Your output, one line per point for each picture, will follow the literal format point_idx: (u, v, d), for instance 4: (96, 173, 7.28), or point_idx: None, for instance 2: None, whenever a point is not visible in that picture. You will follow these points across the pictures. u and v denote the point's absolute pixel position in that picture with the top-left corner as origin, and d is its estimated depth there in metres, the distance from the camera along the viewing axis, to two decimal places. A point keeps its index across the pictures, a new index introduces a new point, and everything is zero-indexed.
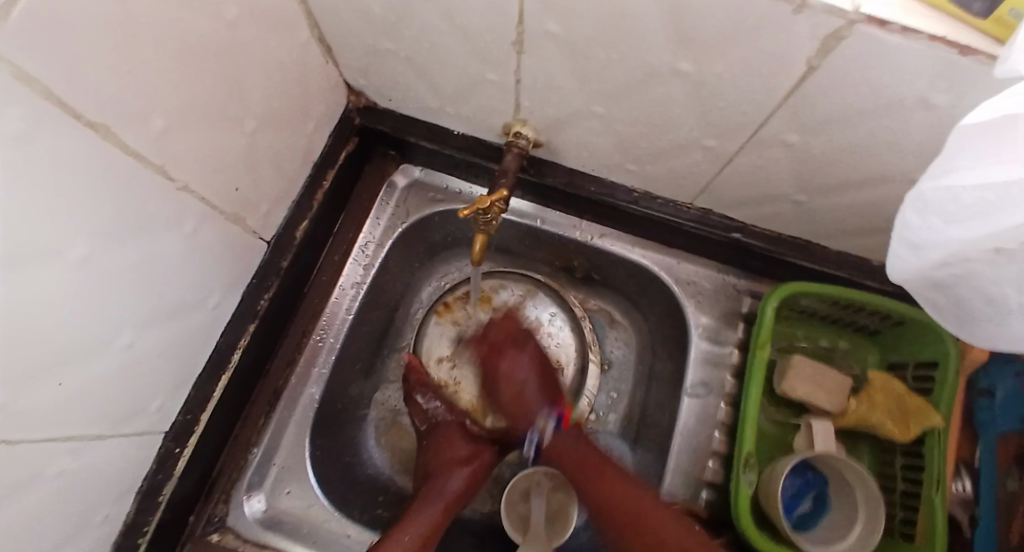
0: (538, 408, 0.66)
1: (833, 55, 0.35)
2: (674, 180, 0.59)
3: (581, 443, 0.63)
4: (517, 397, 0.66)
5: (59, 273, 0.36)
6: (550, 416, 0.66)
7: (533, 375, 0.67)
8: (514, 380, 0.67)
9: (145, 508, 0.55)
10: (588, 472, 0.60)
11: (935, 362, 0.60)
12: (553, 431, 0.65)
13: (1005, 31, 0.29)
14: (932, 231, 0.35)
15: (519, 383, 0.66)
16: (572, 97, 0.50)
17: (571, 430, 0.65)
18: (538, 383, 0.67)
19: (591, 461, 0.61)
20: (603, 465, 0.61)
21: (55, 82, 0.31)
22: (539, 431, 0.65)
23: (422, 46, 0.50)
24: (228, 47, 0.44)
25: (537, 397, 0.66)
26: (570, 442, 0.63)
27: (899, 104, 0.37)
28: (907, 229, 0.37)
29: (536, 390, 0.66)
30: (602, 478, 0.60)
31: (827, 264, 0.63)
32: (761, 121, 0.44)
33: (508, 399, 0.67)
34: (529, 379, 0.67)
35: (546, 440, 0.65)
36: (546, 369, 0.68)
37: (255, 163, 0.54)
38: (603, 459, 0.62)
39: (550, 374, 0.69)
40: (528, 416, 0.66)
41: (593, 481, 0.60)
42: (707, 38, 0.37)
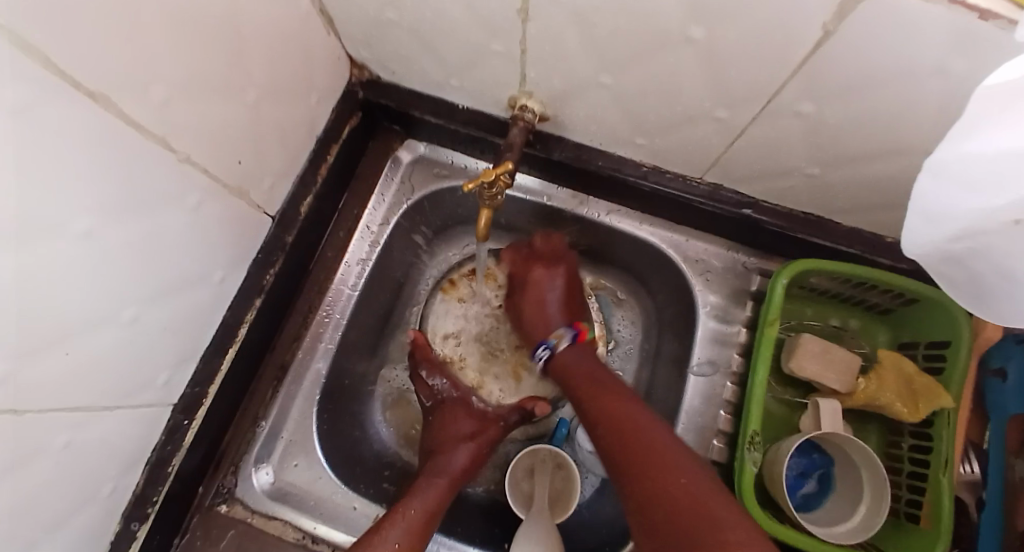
0: (557, 322, 0.68)
1: (852, 18, 0.33)
2: (684, 154, 0.57)
3: (602, 371, 0.62)
4: (536, 306, 0.69)
5: (60, 246, 0.36)
6: (568, 330, 0.67)
7: (559, 290, 0.68)
8: (540, 291, 0.68)
9: (155, 479, 0.57)
10: (597, 395, 0.59)
11: (947, 341, 0.59)
12: (566, 345, 0.66)
13: None
14: (947, 204, 0.34)
15: (544, 292, 0.68)
16: (580, 68, 0.49)
17: (586, 347, 0.66)
18: (561, 297, 0.68)
19: (602, 385, 0.60)
20: (617, 393, 0.58)
21: (55, 50, 0.30)
22: (554, 341, 0.66)
23: (425, 15, 0.49)
24: (228, 16, 0.43)
25: (557, 312, 0.68)
26: (583, 363, 0.64)
27: (921, 71, 0.36)
28: (923, 205, 0.36)
29: (558, 302, 0.68)
30: (611, 400, 0.58)
31: (840, 241, 0.61)
32: (774, 90, 0.43)
33: (529, 305, 0.69)
34: (552, 295, 0.68)
35: (557, 350, 0.66)
36: (573, 291, 0.69)
37: (258, 136, 0.53)
38: (617, 387, 0.60)
39: (576, 295, 0.70)
40: (545, 327, 0.68)
41: (601, 403, 0.58)
42: (720, 2, 0.36)
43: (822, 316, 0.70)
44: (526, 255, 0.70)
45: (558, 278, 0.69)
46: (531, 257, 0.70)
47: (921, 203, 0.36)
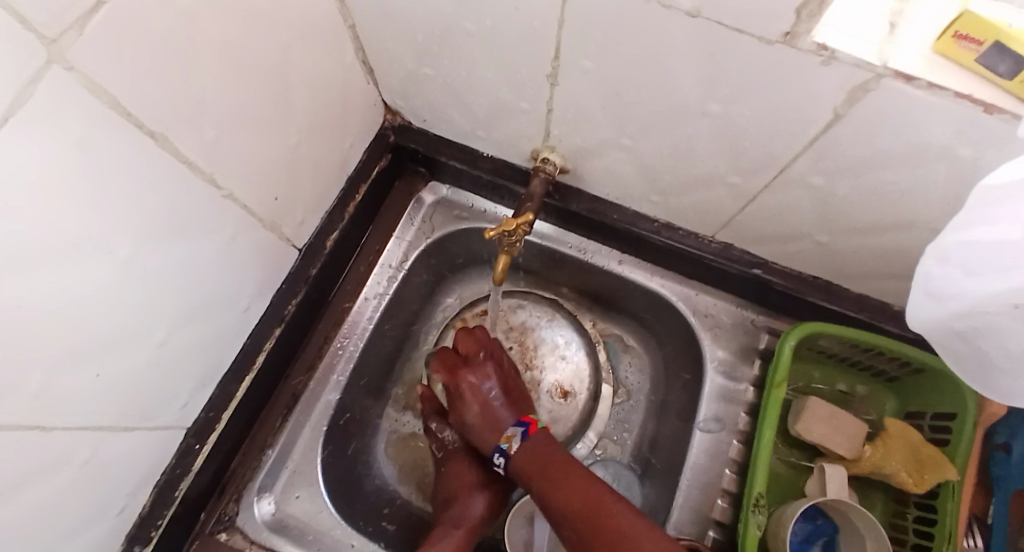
0: (505, 419, 0.65)
1: (860, 106, 0.36)
2: (697, 213, 0.59)
3: (551, 447, 0.61)
4: (484, 410, 0.65)
5: (103, 269, 0.38)
6: (517, 427, 0.64)
7: (498, 390, 0.66)
8: (479, 392, 0.66)
9: (162, 503, 0.57)
10: (553, 470, 0.58)
11: (952, 413, 0.59)
12: (519, 442, 0.62)
13: None
14: (951, 281, 0.36)
15: (484, 392, 0.66)
16: (602, 130, 0.52)
17: (538, 435, 0.62)
18: (503, 397, 0.66)
19: (556, 459, 0.59)
20: (567, 463, 0.58)
21: (123, 93, 0.33)
22: (505, 445, 0.63)
23: (460, 74, 0.53)
24: (280, 67, 0.47)
25: (503, 411, 0.65)
26: (534, 448, 0.61)
27: (924, 154, 0.38)
28: (927, 278, 0.38)
29: (502, 400, 0.66)
30: (568, 474, 0.57)
31: (848, 306, 0.62)
32: (786, 162, 0.45)
33: (477, 420, 0.66)
34: (494, 389, 0.66)
35: (512, 453, 0.62)
36: (511, 388, 0.67)
37: (294, 174, 0.56)
38: (568, 460, 0.59)
39: (517, 390, 0.68)
40: (495, 431, 0.65)
41: (561, 486, 0.56)
42: (737, 83, 0.39)
43: (829, 381, 0.70)
44: (454, 362, 0.69)
45: (489, 374, 0.67)
46: (458, 364, 0.68)
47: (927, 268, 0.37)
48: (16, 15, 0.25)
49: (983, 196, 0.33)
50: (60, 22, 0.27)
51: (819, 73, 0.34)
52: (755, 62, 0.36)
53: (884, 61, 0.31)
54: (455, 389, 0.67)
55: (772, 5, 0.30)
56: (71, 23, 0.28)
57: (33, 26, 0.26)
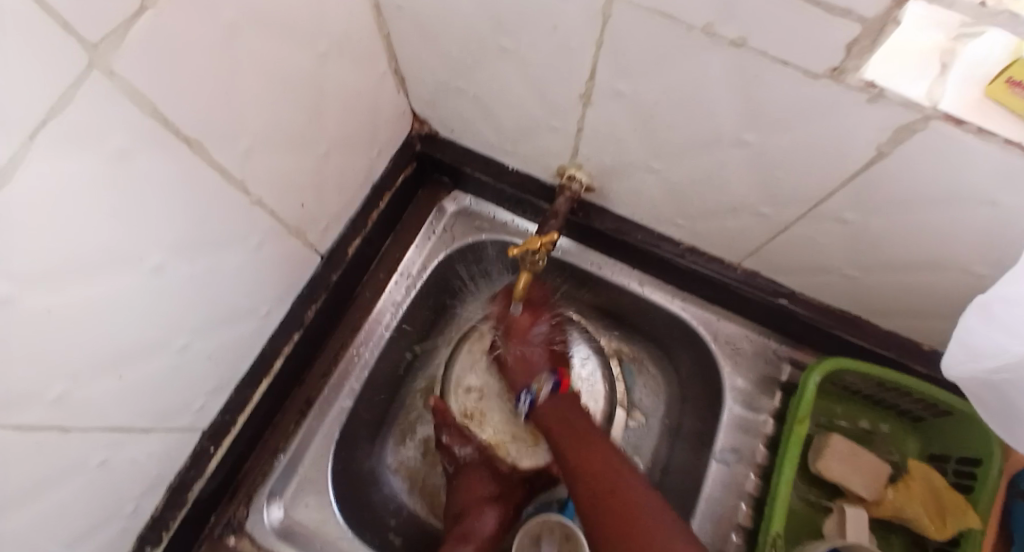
0: (538, 369, 0.66)
1: (905, 146, 0.35)
2: (724, 239, 0.58)
3: (577, 412, 0.61)
4: (521, 359, 0.67)
5: (134, 278, 0.39)
6: (549, 378, 0.64)
7: (543, 348, 0.67)
8: (524, 341, 0.67)
9: (173, 503, 0.58)
10: (567, 432, 0.58)
11: (977, 459, 0.57)
12: (547, 394, 0.63)
13: None
14: (988, 340, 0.36)
15: (529, 341, 0.67)
16: (631, 152, 0.51)
17: (568, 396, 0.62)
18: (545, 351, 0.67)
19: (578, 426, 0.59)
20: (588, 432, 0.58)
21: (162, 101, 0.34)
22: (535, 391, 0.64)
23: (492, 89, 0.53)
24: (315, 76, 0.47)
25: (542, 361, 0.66)
26: (560, 406, 0.61)
27: (965, 199, 0.37)
28: (966, 337, 0.38)
29: (545, 353, 0.67)
30: (581, 439, 0.57)
31: (876, 342, 0.60)
32: (821, 197, 0.44)
33: (513, 358, 0.68)
34: (535, 350, 0.67)
35: (539, 399, 0.63)
36: (558, 342, 0.69)
37: (322, 182, 0.57)
38: (590, 430, 0.58)
39: (560, 348, 0.69)
40: (529, 375, 0.66)
41: (573, 451, 0.57)
42: (777, 115, 0.38)
43: (851, 417, 0.68)
44: (504, 298, 0.69)
45: (542, 319, 0.68)
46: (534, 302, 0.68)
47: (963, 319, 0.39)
48: (58, 20, 0.25)
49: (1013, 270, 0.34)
50: (102, 28, 0.27)
51: (864, 110, 0.33)
52: (799, 96, 0.35)
53: (934, 103, 0.31)
54: (501, 327, 0.69)
55: (819, 40, 0.30)
56: (113, 29, 0.28)
57: (77, 33, 0.26)
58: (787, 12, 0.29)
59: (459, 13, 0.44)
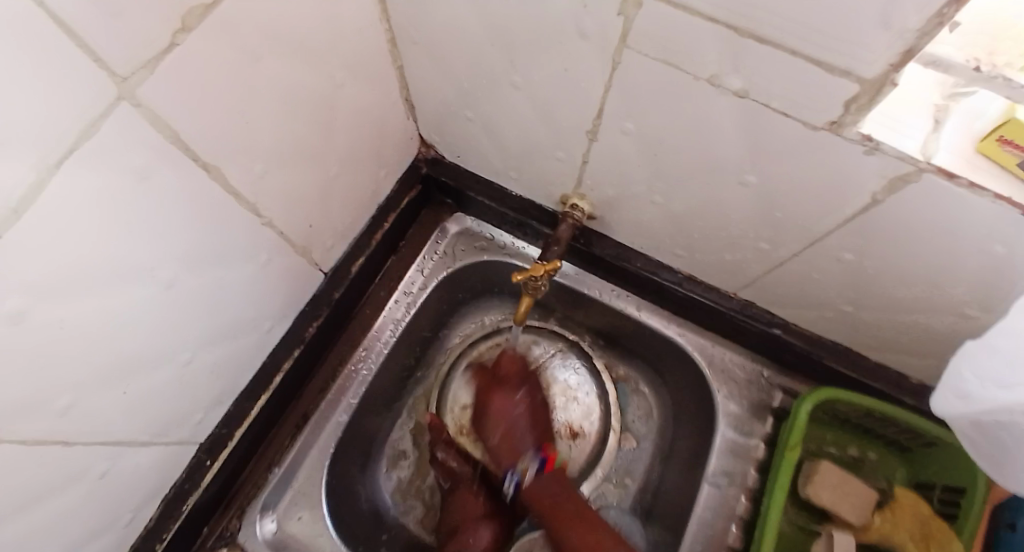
0: (524, 448, 0.66)
1: (899, 194, 0.36)
2: (722, 270, 0.60)
3: (563, 492, 0.62)
4: (506, 437, 0.67)
5: (145, 292, 0.39)
6: (534, 458, 0.65)
7: (524, 415, 0.68)
8: (502, 420, 0.68)
9: (168, 516, 0.58)
10: (565, 520, 0.59)
11: (962, 487, 0.58)
12: (534, 474, 0.64)
13: None
14: (973, 383, 0.39)
15: (511, 415, 0.68)
16: (635, 184, 0.53)
17: (553, 474, 0.63)
18: (528, 423, 0.68)
19: (569, 509, 0.60)
20: (581, 514, 0.60)
21: (184, 129, 0.35)
22: (521, 473, 0.64)
23: (500, 118, 0.54)
24: (330, 103, 0.48)
25: (526, 437, 0.67)
26: (545, 489, 0.62)
27: (956, 245, 0.38)
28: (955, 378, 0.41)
29: (525, 428, 0.67)
30: (580, 526, 0.59)
31: (867, 373, 0.62)
32: (818, 236, 0.46)
33: (498, 441, 0.67)
34: (519, 424, 0.67)
35: (524, 484, 0.64)
36: (538, 415, 0.69)
37: (329, 202, 0.57)
38: (585, 511, 0.60)
39: (542, 415, 0.70)
40: (512, 456, 0.66)
41: (575, 529, 0.58)
42: (777, 160, 0.40)
43: (839, 444, 0.70)
44: (490, 381, 0.71)
45: (521, 401, 0.69)
46: (500, 379, 0.71)
47: (977, 358, 0.39)
48: (90, 54, 0.26)
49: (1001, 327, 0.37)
50: (131, 62, 0.28)
51: (861, 161, 0.35)
52: (799, 144, 0.37)
53: (927, 156, 0.33)
54: (485, 408, 0.70)
55: (820, 95, 0.32)
56: (142, 62, 0.29)
57: (108, 65, 0.27)
58: (790, 67, 0.31)
59: (473, 47, 0.45)
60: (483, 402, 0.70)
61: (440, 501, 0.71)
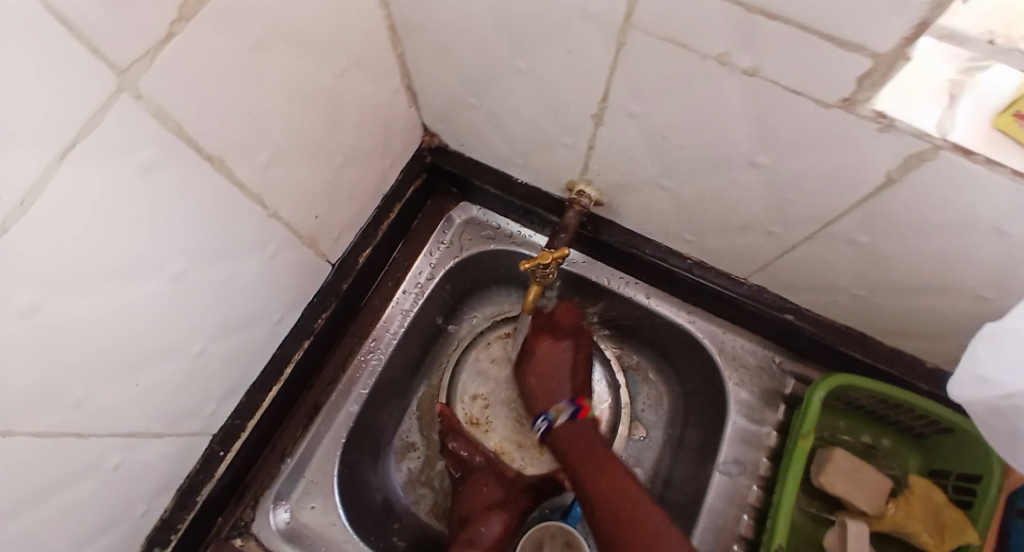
0: (560, 396, 0.66)
1: (913, 173, 0.35)
2: (732, 255, 0.59)
3: (600, 436, 0.63)
4: (544, 377, 0.68)
5: (155, 286, 0.39)
6: (570, 403, 0.66)
7: (569, 359, 0.68)
8: (549, 363, 0.68)
9: (183, 506, 0.58)
10: (598, 461, 0.60)
11: (978, 475, 0.58)
12: (567, 418, 0.65)
13: None
14: (989, 368, 0.38)
15: (559, 351, 0.68)
16: (642, 170, 0.52)
17: (587, 424, 0.64)
18: (570, 370, 0.68)
19: (602, 455, 0.61)
20: (609, 463, 0.60)
21: (187, 120, 0.35)
22: (553, 415, 0.66)
23: (505, 105, 0.54)
24: (334, 92, 0.48)
25: (563, 384, 0.67)
26: (585, 430, 0.64)
27: (972, 226, 0.37)
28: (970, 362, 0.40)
29: (565, 378, 0.67)
30: (602, 471, 0.59)
31: (881, 359, 0.61)
32: (830, 219, 0.45)
33: (536, 383, 0.69)
34: (564, 369, 0.67)
35: (557, 423, 0.65)
36: (583, 365, 0.69)
37: (336, 193, 0.57)
38: (612, 462, 0.60)
39: (585, 369, 0.69)
40: (549, 397, 0.67)
41: (598, 473, 0.59)
42: (787, 141, 0.39)
43: (853, 432, 0.69)
44: (541, 324, 0.69)
45: (564, 341, 0.68)
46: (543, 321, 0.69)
47: (1002, 345, 0.37)
48: (87, 44, 0.26)
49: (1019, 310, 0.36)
50: (129, 53, 0.28)
51: (874, 140, 0.34)
52: (811, 123, 0.36)
53: (943, 133, 0.32)
54: (530, 346, 0.69)
55: (831, 71, 0.31)
56: (142, 52, 0.29)
57: (106, 55, 0.27)
58: (801, 43, 0.30)
59: (476, 33, 0.45)
60: (529, 337, 0.70)
61: (451, 491, 0.72)
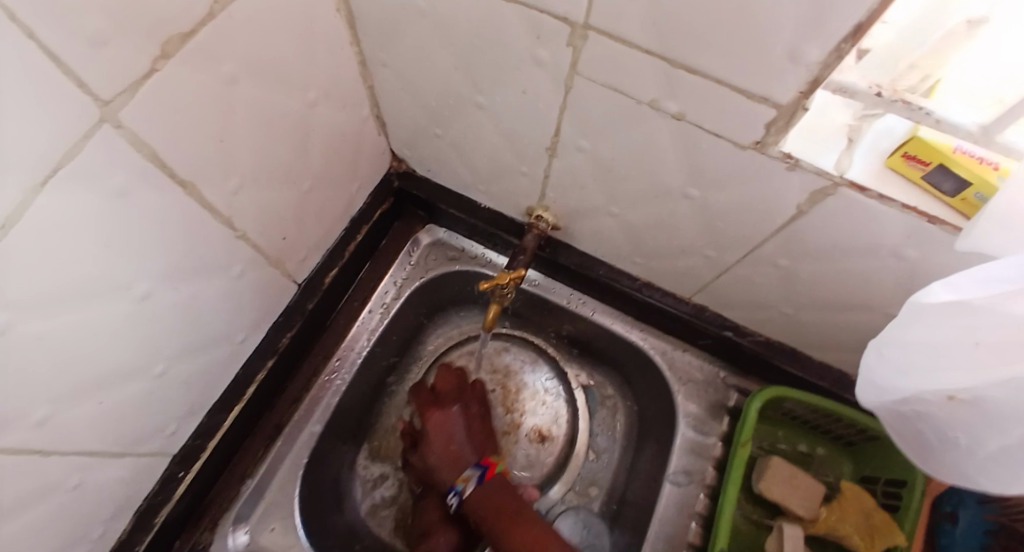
0: (468, 458, 0.68)
1: (821, 205, 0.40)
2: (675, 276, 0.64)
3: (505, 494, 0.63)
4: (447, 451, 0.68)
5: (122, 303, 0.41)
6: (476, 468, 0.66)
7: (462, 430, 0.70)
8: (444, 434, 0.69)
9: (141, 528, 0.58)
10: (503, 520, 0.61)
11: (903, 480, 0.63)
12: (475, 484, 0.64)
13: (970, 209, 0.36)
14: (895, 376, 0.41)
15: (449, 435, 0.69)
16: (593, 198, 0.56)
17: (496, 479, 0.65)
18: (466, 437, 0.69)
19: (511, 507, 0.62)
20: (519, 515, 0.61)
21: (163, 149, 0.37)
22: (461, 485, 0.64)
23: (467, 137, 0.57)
24: (303, 122, 0.51)
25: (467, 448, 0.69)
26: (490, 492, 0.64)
27: (874, 251, 0.43)
28: (872, 371, 0.43)
29: (464, 441, 0.69)
30: (518, 524, 0.60)
31: (811, 372, 0.66)
32: (756, 244, 0.50)
33: (437, 458, 0.68)
34: (458, 432, 0.70)
35: (466, 493, 0.64)
36: (474, 430, 0.71)
37: (303, 215, 0.59)
38: (523, 509, 0.62)
39: (478, 434, 0.71)
40: (455, 472, 0.67)
41: (517, 533, 0.60)
42: (715, 176, 0.44)
43: (791, 441, 0.74)
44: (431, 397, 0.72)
45: (456, 419, 0.70)
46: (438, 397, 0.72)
47: (890, 355, 0.41)
48: (74, 79, 0.28)
49: (905, 322, 0.39)
50: (115, 86, 0.31)
51: (785, 176, 0.39)
52: (735, 163, 0.41)
53: (842, 172, 0.37)
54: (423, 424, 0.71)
55: (744, 119, 0.36)
56: (124, 89, 0.31)
57: (91, 89, 0.30)
58: (717, 96, 0.35)
59: (439, 71, 0.49)
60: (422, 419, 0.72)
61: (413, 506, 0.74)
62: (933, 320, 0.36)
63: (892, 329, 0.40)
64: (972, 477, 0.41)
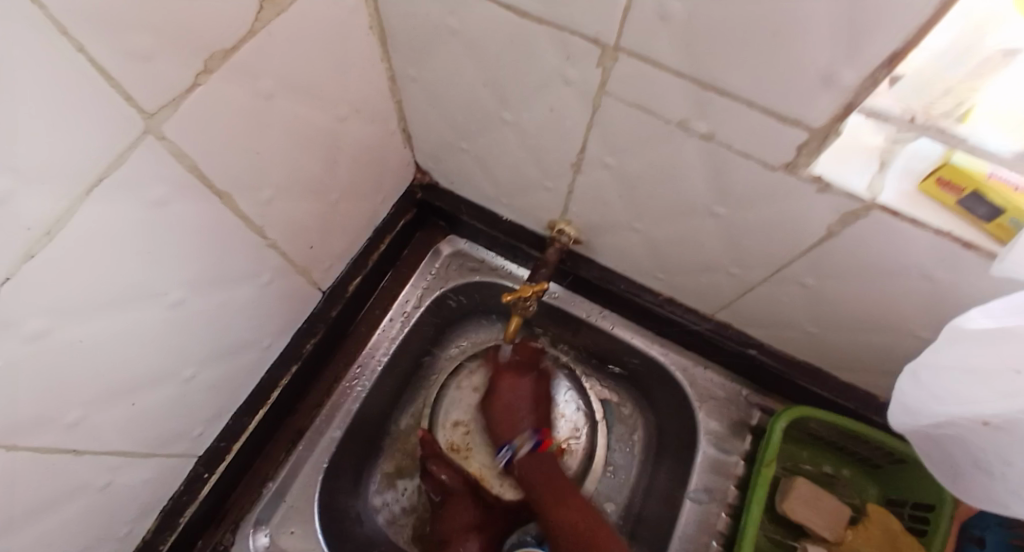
0: (522, 427, 0.71)
1: (851, 227, 0.40)
2: (698, 292, 0.63)
3: (555, 466, 0.69)
4: (507, 414, 0.73)
5: (156, 310, 0.42)
6: (530, 437, 0.70)
7: (528, 398, 0.73)
8: (506, 402, 0.73)
9: (165, 527, 0.59)
10: (552, 495, 0.66)
11: (931, 504, 0.61)
12: (529, 450, 0.70)
13: (1003, 234, 0.35)
14: (926, 401, 0.41)
15: (512, 399, 0.73)
16: (616, 214, 0.56)
17: (546, 455, 0.70)
18: (529, 406, 0.73)
19: (559, 484, 0.67)
20: (567, 495, 0.66)
21: (200, 161, 0.38)
22: (516, 445, 0.70)
23: (492, 151, 0.58)
24: (332, 136, 0.52)
25: (526, 418, 0.72)
26: (541, 461, 0.70)
27: (905, 274, 0.42)
28: (905, 396, 0.43)
29: (527, 411, 0.73)
30: (564, 505, 0.65)
31: (837, 393, 0.65)
32: (782, 263, 0.49)
33: (499, 419, 0.74)
34: (520, 403, 0.73)
35: (520, 453, 0.70)
36: (541, 400, 0.74)
37: (330, 225, 0.60)
38: (569, 487, 0.67)
39: (544, 404, 0.75)
40: (512, 431, 0.72)
41: (559, 511, 0.65)
42: (742, 196, 0.43)
43: (816, 462, 0.73)
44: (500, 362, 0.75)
45: (524, 386, 0.74)
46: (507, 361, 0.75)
47: (922, 379, 0.41)
48: (122, 92, 0.29)
49: (941, 345, 0.39)
50: (157, 97, 0.32)
51: (814, 198, 0.39)
52: (763, 184, 0.40)
53: (873, 196, 0.36)
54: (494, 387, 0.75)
55: (773, 141, 0.36)
56: (167, 101, 0.33)
57: (137, 103, 0.31)
58: (747, 116, 0.35)
59: (467, 88, 0.49)
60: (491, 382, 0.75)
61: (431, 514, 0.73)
62: (967, 347, 0.36)
63: (927, 352, 0.40)
64: (1005, 506, 0.40)
